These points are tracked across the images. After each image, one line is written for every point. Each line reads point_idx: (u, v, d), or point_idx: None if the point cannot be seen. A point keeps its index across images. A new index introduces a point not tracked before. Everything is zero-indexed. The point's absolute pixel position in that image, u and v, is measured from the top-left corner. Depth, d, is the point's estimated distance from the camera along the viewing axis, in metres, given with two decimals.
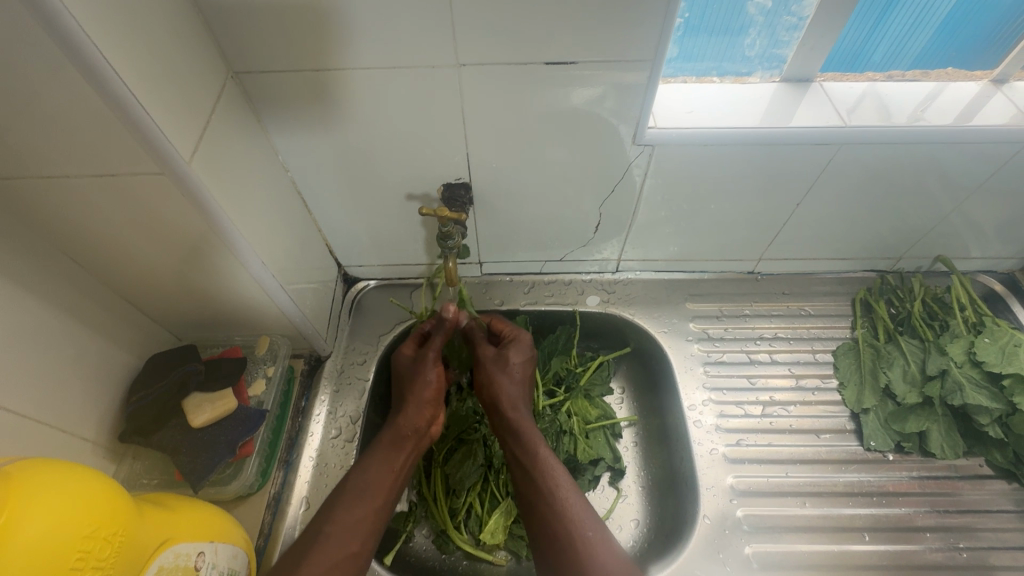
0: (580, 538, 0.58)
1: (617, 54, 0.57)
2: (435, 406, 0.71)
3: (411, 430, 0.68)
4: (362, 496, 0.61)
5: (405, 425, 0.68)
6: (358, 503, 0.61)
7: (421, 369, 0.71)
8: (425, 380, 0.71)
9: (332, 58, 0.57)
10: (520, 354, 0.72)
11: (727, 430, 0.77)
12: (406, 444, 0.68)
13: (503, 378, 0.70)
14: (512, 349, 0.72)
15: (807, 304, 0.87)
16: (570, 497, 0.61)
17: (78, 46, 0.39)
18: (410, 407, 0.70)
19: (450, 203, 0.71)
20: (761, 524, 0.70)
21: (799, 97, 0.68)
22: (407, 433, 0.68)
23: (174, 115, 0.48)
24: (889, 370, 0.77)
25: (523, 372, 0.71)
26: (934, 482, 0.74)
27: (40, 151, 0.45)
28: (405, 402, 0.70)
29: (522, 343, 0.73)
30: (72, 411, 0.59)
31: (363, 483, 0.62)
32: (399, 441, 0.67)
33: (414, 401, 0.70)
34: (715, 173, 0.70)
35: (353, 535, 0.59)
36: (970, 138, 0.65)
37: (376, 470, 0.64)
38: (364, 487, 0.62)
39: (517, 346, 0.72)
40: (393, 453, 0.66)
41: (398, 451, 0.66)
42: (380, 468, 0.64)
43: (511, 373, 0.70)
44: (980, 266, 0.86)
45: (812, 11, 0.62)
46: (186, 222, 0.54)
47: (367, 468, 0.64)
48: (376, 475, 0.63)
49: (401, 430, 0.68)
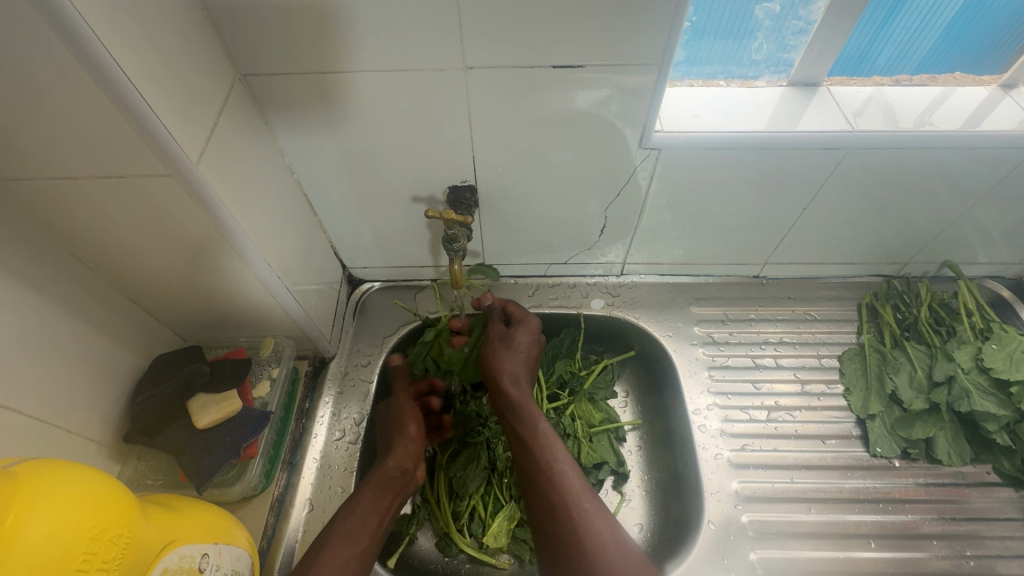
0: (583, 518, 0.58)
1: (624, 57, 0.57)
2: (419, 447, 0.73)
3: (399, 472, 0.70)
4: (348, 539, 0.61)
5: (390, 467, 0.69)
6: (344, 546, 0.60)
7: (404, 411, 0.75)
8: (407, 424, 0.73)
9: (338, 60, 0.57)
10: (526, 336, 0.74)
11: (731, 435, 0.77)
12: (393, 486, 0.68)
13: (506, 355, 0.71)
14: (518, 330, 0.74)
15: (812, 309, 0.87)
16: (569, 472, 0.62)
17: (87, 47, 0.39)
18: (397, 448, 0.71)
19: (455, 206, 0.71)
20: (765, 530, 0.70)
21: (806, 101, 0.68)
22: (392, 475, 0.69)
23: (181, 116, 0.48)
24: (895, 377, 0.77)
25: (528, 353, 0.73)
26: (941, 489, 0.74)
27: (48, 152, 0.45)
28: (392, 444, 0.72)
29: (529, 326, 0.75)
30: (77, 412, 0.59)
31: (348, 524, 0.62)
32: (385, 483, 0.68)
33: (400, 443, 0.72)
34: (722, 177, 0.69)
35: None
36: (978, 143, 0.64)
37: (363, 511, 0.64)
38: (349, 528, 0.62)
39: (523, 327, 0.74)
40: (380, 494, 0.66)
41: (385, 494, 0.67)
42: (367, 508, 0.64)
43: (514, 349, 0.72)
44: (987, 272, 0.85)
45: (820, 15, 0.61)
46: (192, 223, 0.54)
47: (353, 509, 0.63)
48: (363, 515, 0.63)
49: (389, 471, 0.69)
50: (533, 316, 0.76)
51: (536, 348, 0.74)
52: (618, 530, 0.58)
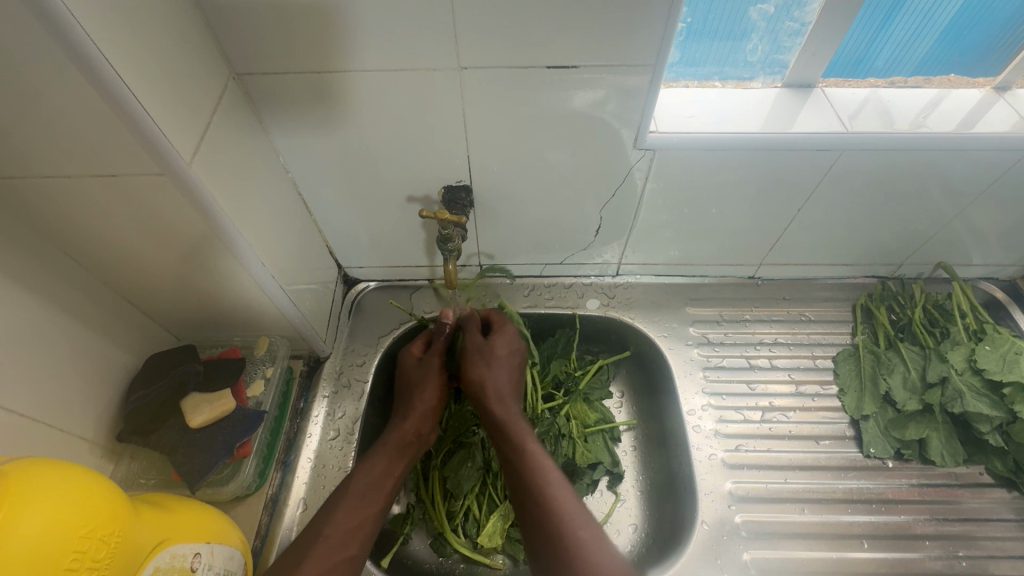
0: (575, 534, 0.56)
1: (619, 58, 0.57)
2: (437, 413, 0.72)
3: (413, 437, 0.69)
4: (364, 500, 0.62)
5: (409, 431, 0.69)
6: (359, 506, 0.61)
7: (427, 375, 0.73)
8: (425, 390, 0.72)
9: (333, 60, 0.57)
10: (505, 346, 0.74)
11: (726, 435, 0.77)
12: (409, 450, 0.68)
13: (484, 367, 0.71)
14: (497, 340, 0.74)
15: (807, 310, 0.87)
16: (561, 496, 0.59)
17: (79, 45, 0.39)
18: (415, 413, 0.71)
19: (451, 206, 0.71)
20: (759, 530, 0.70)
21: (800, 103, 0.68)
22: (410, 440, 0.69)
23: (174, 115, 0.48)
24: (889, 378, 0.77)
25: (508, 365, 0.72)
26: (934, 490, 0.74)
27: (39, 150, 0.45)
28: (411, 408, 0.71)
29: (507, 336, 0.75)
30: (70, 410, 0.58)
31: (364, 486, 0.63)
32: (401, 447, 0.68)
33: (418, 408, 0.71)
34: (717, 177, 0.69)
35: (350, 539, 0.59)
36: (972, 145, 0.65)
37: (378, 474, 0.64)
38: (365, 491, 0.62)
39: (501, 337, 0.75)
40: (395, 457, 0.66)
41: (401, 458, 0.67)
42: (382, 471, 0.65)
43: (495, 361, 0.72)
44: (981, 273, 0.86)
45: (815, 16, 0.62)
46: (185, 222, 0.54)
47: (371, 470, 0.64)
48: (377, 478, 0.64)
49: (405, 436, 0.69)
50: (512, 325, 0.77)
51: (518, 355, 0.74)
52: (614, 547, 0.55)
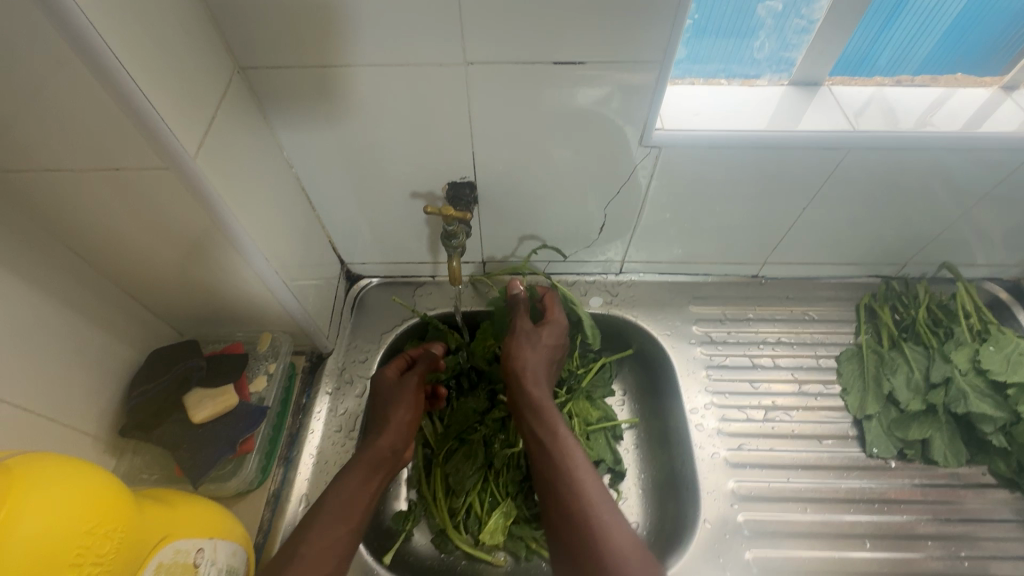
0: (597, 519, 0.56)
1: (626, 54, 0.56)
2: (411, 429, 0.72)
3: (389, 452, 0.68)
4: (339, 516, 0.60)
5: (382, 447, 0.67)
6: (335, 523, 0.60)
7: (404, 392, 0.72)
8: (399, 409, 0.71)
9: (338, 55, 0.56)
10: (551, 336, 0.73)
11: (728, 434, 0.77)
12: (382, 466, 0.67)
13: (530, 351, 0.71)
14: (546, 329, 0.74)
15: (810, 309, 0.87)
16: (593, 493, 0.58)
17: (84, 39, 0.38)
18: (389, 429, 0.69)
19: (454, 202, 0.71)
20: (761, 530, 0.70)
21: (806, 101, 0.68)
22: (385, 455, 0.67)
23: (179, 109, 0.48)
24: (892, 378, 0.77)
25: (551, 355, 0.72)
26: (936, 490, 0.74)
27: (43, 143, 0.45)
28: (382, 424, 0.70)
29: (556, 326, 0.74)
30: (72, 406, 0.58)
31: (340, 501, 0.61)
32: (376, 462, 0.66)
33: (390, 424, 0.70)
34: (722, 175, 0.69)
35: (328, 555, 0.57)
36: (978, 145, 0.64)
37: (354, 489, 0.63)
38: (341, 505, 0.61)
39: (551, 327, 0.74)
40: (369, 472, 0.65)
41: (376, 474, 0.66)
42: (357, 486, 0.63)
43: (538, 349, 0.72)
44: (986, 273, 0.85)
45: (823, 14, 0.61)
46: (190, 217, 0.53)
47: (343, 487, 0.63)
48: (354, 493, 0.62)
49: (380, 451, 0.67)
50: (561, 313, 0.76)
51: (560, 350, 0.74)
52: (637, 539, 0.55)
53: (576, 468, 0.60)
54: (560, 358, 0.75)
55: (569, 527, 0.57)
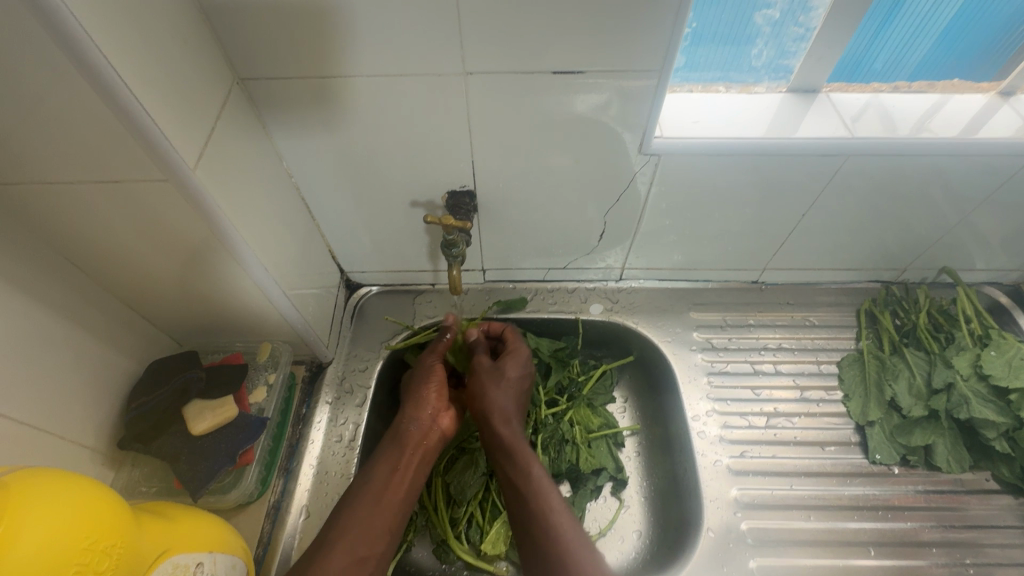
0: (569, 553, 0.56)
1: (626, 63, 0.56)
2: (440, 399, 0.72)
3: (416, 431, 0.69)
4: (370, 494, 0.63)
5: (410, 426, 0.69)
6: (369, 502, 0.62)
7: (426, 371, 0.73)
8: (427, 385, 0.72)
9: (338, 66, 0.56)
10: (515, 366, 0.72)
11: (731, 441, 0.76)
12: (410, 442, 0.68)
13: (495, 389, 0.70)
14: (507, 359, 0.73)
15: (811, 315, 0.87)
16: (561, 518, 0.59)
17: (85, 53, 0.39)
18: (412, 408, 0.70)
19: (454, 211, 0.71)
20: (765, 538, 0.70)
21: (805, 108, 0.68)
22: (410, 433, 0.68)
23: (179, 121, 0.48)
24: (894, 383, 0.77)
25: (517, 386, 0.71)
26: (940, 496, 0.74)
27: (43, 157, 0.45)
28: (409, 402, 0.71)
29: (518, 355, 0.74)
30: (71, 418, 0.58)
31: (369, 482, 0.63)
32: (400, 441, 0.68)
33: (415, 401, 0.71)
34: (723, 182, 0.69)
35: (366, 534, 0.60)
36: (977, 150, 0.65)
37: (385, 469, 0.65)
38: (371, 487, 0.63)
39: (513, 359, 0.73)
40: (396, 454, 0.66)
41: (405, 451, 0.67)
42: (386, 467, 0.65)
43: (505, 383, 0.70)
44: (986, 278, 0.85)
45: (820, 21, 0.62)
46: (189, 227, 0.53)
47: (372, 469, 0.65)
48: (386, 472, 0.65)
49: (405, 431, 0.69)
50: (523, 345, 0.76)
51: (528, 378, 0.73)
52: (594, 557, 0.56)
53: (543, 497, 0.61)
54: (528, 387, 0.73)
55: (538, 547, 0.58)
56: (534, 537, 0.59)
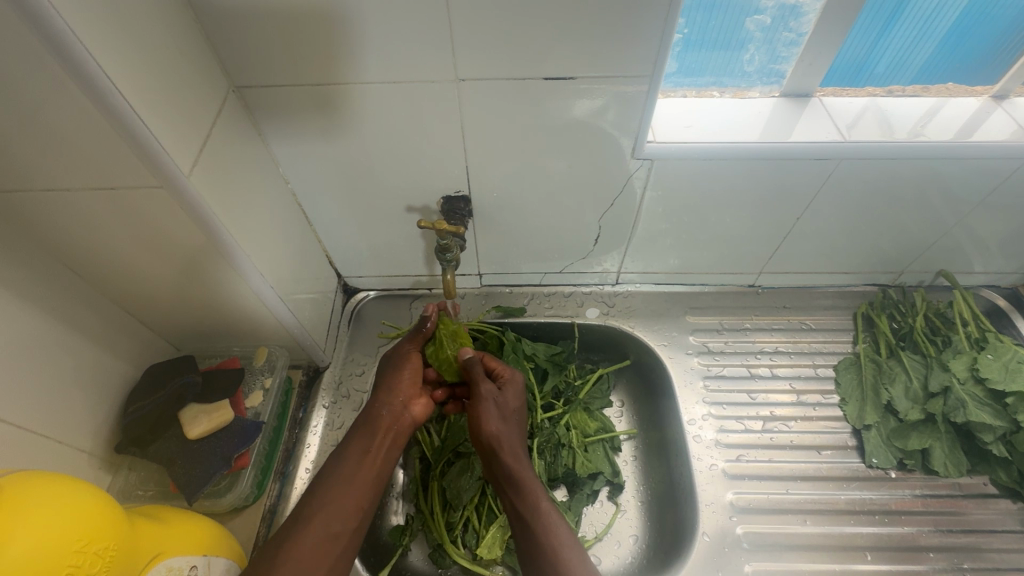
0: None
1: (617, 69, 0.57)
2: (412, 387, 0.71)
3: (386, 413, 0.68)
4: (337, 478, 0.62)
5: (381, 411, 0.68)
6: (335, 485, 0.61)
7: (399, 358, 0.72)
8: (400, 373, 0.71)
9: (333, 73, 0.57)
10: (514, 395, 0.69)
11: (727, 445, 0.76)
12: (380, 425, 0.67)
13: (494, 416, 0.66)
14: (507, 388, 0.70)
15: (808, 318, 0.87)
16: (570, 551, 0.57)
17: (79, 61, 0.39)
18: (384, 391, 0.70)
19: (449, 216, 0.71)
20: (761, 542, 0.69)
21: (798, 112, 0.68)
22: (380, 415, 0.68)
23: (174, 128, 0.48)
24: (891, 387, 0.76)
25: (517, 417, 0.69)
26: (938, 500, 0.73)
27: (38, 164, 0.46)
28: (382, 388, 0.70)
29: (515, 384, 0.70)
30: (68, 422, 0.59)
31: (338, 466, 0.63)
32: (372, 424, 0.67)
33: (387, 386, 0.70)
34: (717, 186, 0.70)
35: (334, 515, 0.59)
36: (970, 154, 0.65)
37: (354, 453, 0.64)
38: (342, 470, 0.63)
39: (511, 385, 0.70)
40: (368, 438, 0.65)
41: (375, 434, 0.66)
42: (356, 450, 0.64)
43: (504, 410, 0.68)
44: (983, 281, 0.85)
45: (811, 27, 0.62)
46: (184, 233, 0.54)
47: (343, 452, 0.64)
48: (354, 457, 0.64)
49: (376, 413, 0.68)
50: (517, 372, 0.72)
51: (523, 407, 0.70)
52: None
53: (554, 534, 0.58)
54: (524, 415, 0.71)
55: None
56: (538, 566, 0.57)
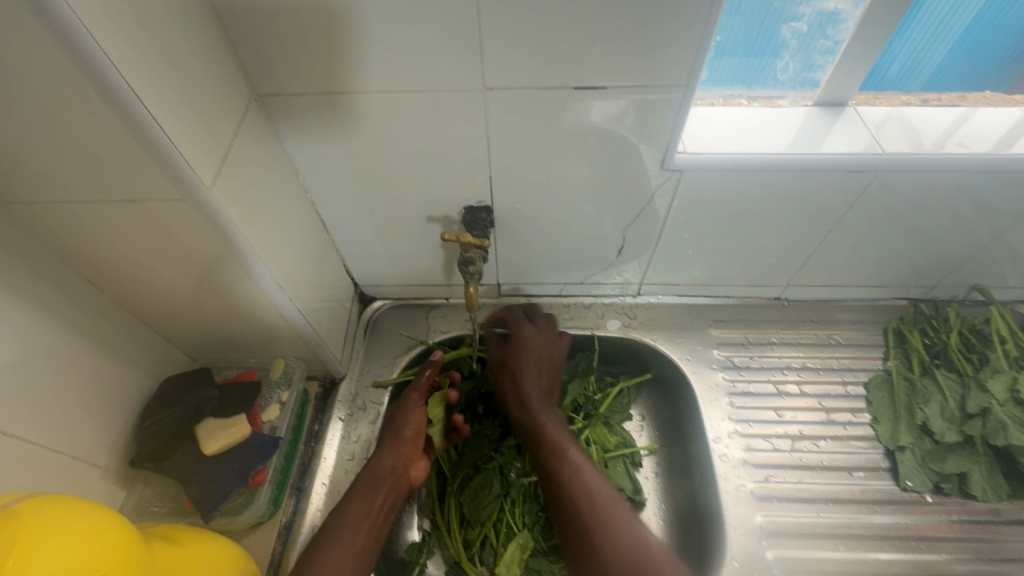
0: (606, 516, 0.59)
1: (650, 78, 0.55)
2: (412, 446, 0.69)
3: (389, 470, 0.67)
4: (338, 543, 0.60)
5: (384, 468, 0.67)
6: (335, 551, 0.59)
7: (405, 405, 0.71)
8: (405, 422, 0.70)
9: (357, 81, 0.56)
10: (546, 344, 0.76)
11: (754, 465, 0.74)
12: (382, 484, 0.66)
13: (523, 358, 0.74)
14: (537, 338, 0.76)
15: (836, 333, 0.84)
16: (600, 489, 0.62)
17: (103, 73, 0.38)
18: (388, 446, 0.69)
19: (470, 227, 0.70)
20: (790, 567, 0.67)
21: (832, 122, 0.66)
22: (384, 473, 0.67)
23: (196, 139, 0.47)
24: (926, 407, 0.74)
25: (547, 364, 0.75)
26: (976, 526, 0.70)
27: (60, 176, 0.44)
28: (384, 443, 0.69)
29: (548, 332, 0.77)
30: (83, 437, 0.57)
31: (339, 529, 0.61)
32: (374, 482, 0.66)
33: (391, 441, 0.69)
34: (746, 198, 0.67)
35: None
36: (1015, 167, 0.62)
37: (355, 515, 0.63)
38: (341, 534, 0.61)
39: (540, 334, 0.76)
40: (369, 498, 0.64)
41: (374, 495, 0.65)
42: (357, 511, 0.63)
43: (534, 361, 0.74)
44: (1019, 296, 0.82)
45: (849, 35, 0.60)
46: (205, 245, 0.53)
47: (344, 515, 0.62)
48: (355, 520, 0.62)
49: (379, 470, 0.67)
50: (545, 320, 0.79)
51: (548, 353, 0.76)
52: (627, 521, 0.59)
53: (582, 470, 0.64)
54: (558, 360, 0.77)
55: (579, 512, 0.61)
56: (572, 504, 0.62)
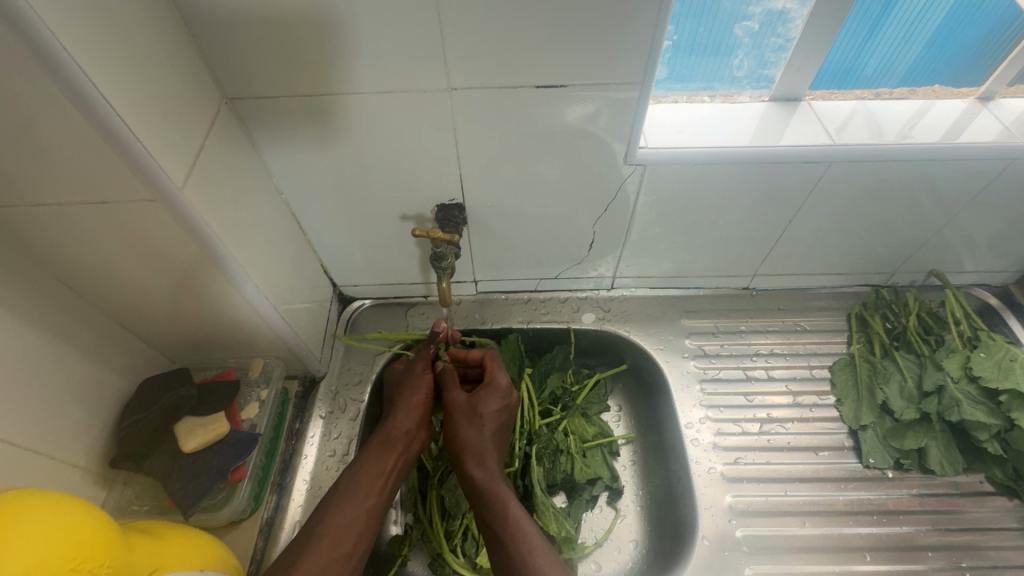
0: (518, 534, 0.60)
1: (608, 76, 0.57)
2: (425, 408, 0.72)
3: (401, 433, 0.69)
4: (352, 498, 0.63)
5: (397, 430, 0.69)
6: (349, 505, 0.62)
7: (414, 373, 0.74)
8: (415, 386, 0.73)
9: (327, 84, 0.57)
10: (494, 401, 0.71)
11: (724, 448, 0.76)
12: (395, 445, 0.68)
13: (468, 410, 0.71)
14: (485, 393, 0.71)
15: (802, 320, 0.87)
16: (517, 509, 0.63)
17: (71, 78, 0.39)
18: (400, 409, 0.71)
19: (443, 224, 0.72)
20: (760, 545, 0.70)
21: (788, 117, 0.69)
22: (395, 435, 0.69)
23: (166, 141, 0.48)
24: (886, 387, 0.77)
25: (495, 420, 0.70)
26: (936, 499, 0.74)
27: (31, 180, 0.45)
28: (398, 406, 0.71)
29: (496, 388, 0.72)
30: (62, 438, 0.58)
31: (353, 485, 0.64)
32: (387, 443, 0.68)
33: (403, 405, 0.71)
34: (709, 191, 0.70)
35: (345, 536, 0.60)
36: (958, 155, 0.66)
37: (369, 472, 0.65)
38: (355, 489, 0.63)
39: (493, 390, 0.72)
40: (383, 457, 0.67)
41: (388, 454, 0.67)
42: (371, 469, 0.65)
43: (479, 416, 0.70)
44: (975, 280, 0.86)
45: (799, 32, 0.63)
46: (177, 244, 0.54)
47: (358, 472, 0.65)
48: (369, 478, 0.65)
49: (391, 431, 0.69)
50: (505, 374, 0.74)
51: (506, 413, 0.72)
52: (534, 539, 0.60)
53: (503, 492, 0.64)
54: (507, 418, 0.72)
55: (493, 537, 0.62)
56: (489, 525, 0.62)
